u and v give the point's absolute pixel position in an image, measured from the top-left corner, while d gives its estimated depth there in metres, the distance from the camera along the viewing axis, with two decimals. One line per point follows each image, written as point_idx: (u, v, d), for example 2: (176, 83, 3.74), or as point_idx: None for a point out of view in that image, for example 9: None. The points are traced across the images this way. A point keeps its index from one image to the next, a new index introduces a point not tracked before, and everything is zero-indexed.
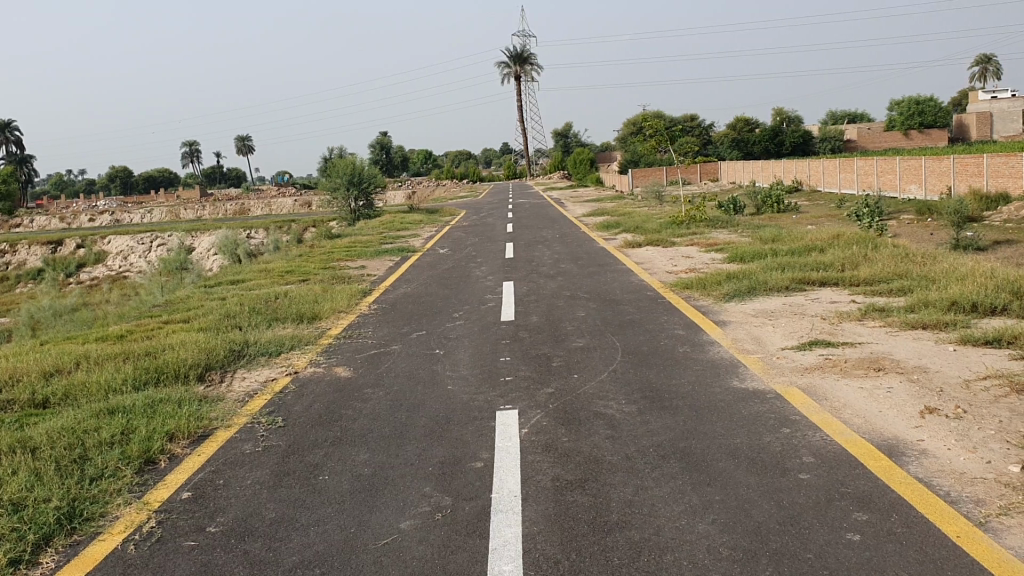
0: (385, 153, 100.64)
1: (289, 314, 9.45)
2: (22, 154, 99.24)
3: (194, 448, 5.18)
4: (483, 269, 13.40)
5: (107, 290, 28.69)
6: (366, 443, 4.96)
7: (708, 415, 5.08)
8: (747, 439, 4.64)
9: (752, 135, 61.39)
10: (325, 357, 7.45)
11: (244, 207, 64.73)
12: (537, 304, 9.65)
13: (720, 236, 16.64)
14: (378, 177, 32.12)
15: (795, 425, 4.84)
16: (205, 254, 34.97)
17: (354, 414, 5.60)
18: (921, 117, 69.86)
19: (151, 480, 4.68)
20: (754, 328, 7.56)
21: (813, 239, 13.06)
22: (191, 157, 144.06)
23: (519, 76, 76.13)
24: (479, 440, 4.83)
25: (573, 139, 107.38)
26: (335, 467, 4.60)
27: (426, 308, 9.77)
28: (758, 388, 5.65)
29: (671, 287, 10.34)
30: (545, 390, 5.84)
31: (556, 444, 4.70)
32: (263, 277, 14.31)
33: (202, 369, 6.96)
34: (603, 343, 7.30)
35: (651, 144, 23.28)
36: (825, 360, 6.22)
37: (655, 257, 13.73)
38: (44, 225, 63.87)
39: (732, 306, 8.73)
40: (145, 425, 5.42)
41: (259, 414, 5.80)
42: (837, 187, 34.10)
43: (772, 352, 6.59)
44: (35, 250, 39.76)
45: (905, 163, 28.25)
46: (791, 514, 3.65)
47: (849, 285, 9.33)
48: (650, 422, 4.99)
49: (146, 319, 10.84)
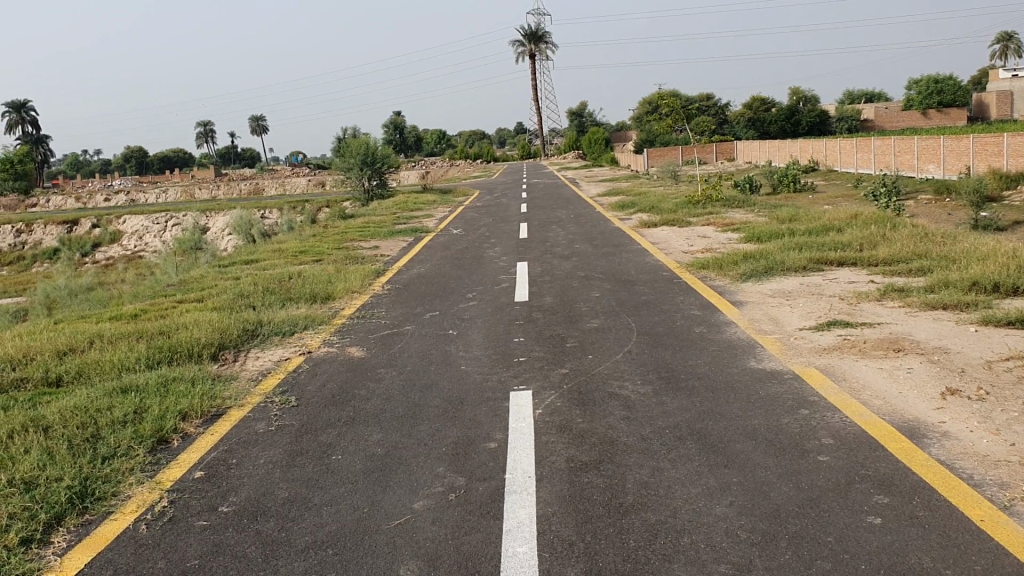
0: (399, 132, 100.40)
1: (303, 294, 9.42)
2: (38, 134, 99.55)
3: (207, 427, 5.16)
4: (497, 249, 13.33)
5: (122, 269, 28.84)
6: (379, 423, 4.93)
7: (724, 396, 5.02)
8: (764, 420, 4.58)
9: (768, 114, 60.88)
10: (339, 337, 7.43)
11: (258, 187, 64.78)
12: (551, 283, 9.58)
13: (737, 215, 16.50)
14: (392, 156, 32.03)
15: (814, 405, 4.78)
16: (220, 233, 35.03)
17: (367, 394, 5.57)
18: (940, 96, 69.08)
19: (163, 459, 4.66)
20: (771, 308, 7.48)
21: (831, 219, 12.93)
22: (205, 138, 144.24)
23: (534, 54, 75.68)
24: (493, 420, 4.79)
25: (588, 118, 106.88)
26: (348, 447, 4.56)
27: (440, 288, 9.73)
28: (775, 369, 5.58)
29: (687, 267, 10.25)
30: (561, 369, 5.80)
31: (571, 424, 4.64)
32: (277, 257, 14.29)
33: (216, 349, 6.94)
34: (618, 324, 7.23)
35: (669, 122, 23.04)
36: (843, 340, 6.13)
37: (671, 237, 13.62)
38: (60, 204, 64.14)
39: (749, 286, 8.64)
40: (158, 404, 5.40)
41: (272, 393, 5.78)
42: (854, 167, 33.80)
43: (790, 333, 6.51)
44: (50, 230, 39.91)
45: (923, 143, 27.95)
46: (810, 497, 3.59)
47: (868, 266, 9.23)
48: (667, 403, 4.94)
49: (160, 298, 10.83)
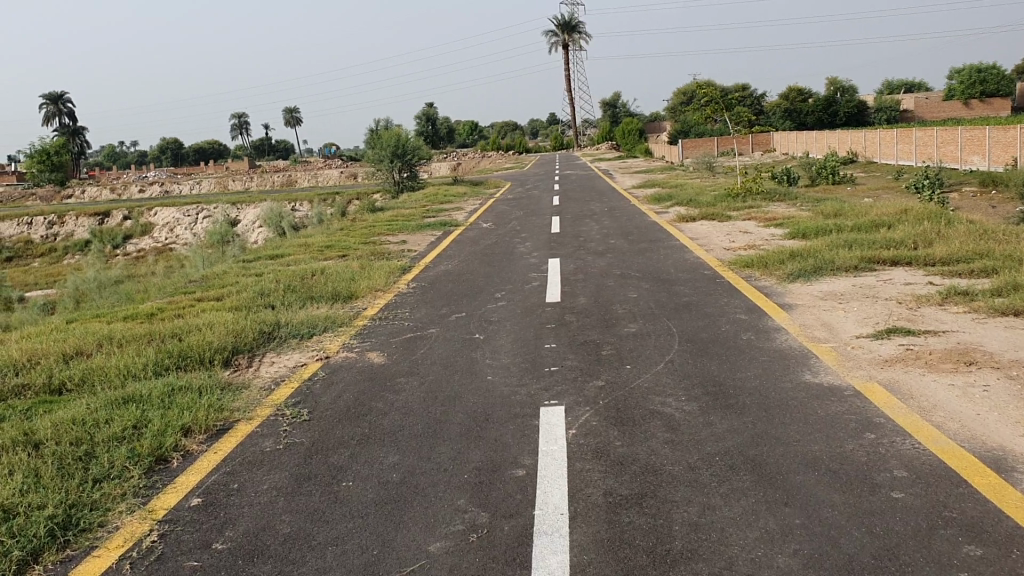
0: (432, 123, 100.24)
1: (325, 292, 9.01)
2: (74, 126, 100.71)
3: (211, 444, 4.74)
4: (529, 245, 12.86)
5: (152, 261, 28.89)
6: (397, 442, 4.48)
7: (778, 416, 4.52)
8: (826, 446, 4.07)
9: (805, 104, 59.74)
10: (359, 341, 6.99)
11: (291, 179, 64.79)
12: (585, 283, 9.09)
13: (779, 209, 15.90)
14: (423, 148, 31.71)
15: (880, 429, 4.25)
16: (250, 226, 34.89)
17: (385, 407, 5.12)
18: (982, 85, 67.44)
19: (160, 482, 4.25)
20: (823, 312, 6.95)
21: (880, 214, 12.29)
22: (239, 130, 145.16)
23: (567, 43, 75.07)
24: (520, 442, 4.32)
25: (621, 109, 106.08)
26: (361, 472, 4.12)
27: (469, 287, 9.28)
28: (832, 383, 5.06)
29: (730, 265, 9.72)
30: (595, 382, 5.32)
31: (608, 449, 4.16)
32: (303, 251, 13.95)
33: (229, 353, 6.54)
34: (658, 329, 6.73)
35: (709, 111, 22.34)
36: (907, 351, 5.58)
37: (709, 232, 13.10)
38: (95, 196, 64.62)
39: (797, 288, 8.07)
40: (160, 416, 5.01)
41: (284, 404, 5.36)
42: (894, 158, 32.89)
43: (846, 341, 5.97)
44: (82, 222, 40.03)
45: (967, 134, 27.05)
46: (888, 545, 3.08)
47: (924, 266, 8.63)
48: (716, 424, 4.44)
49: (180, 295, 10.52)
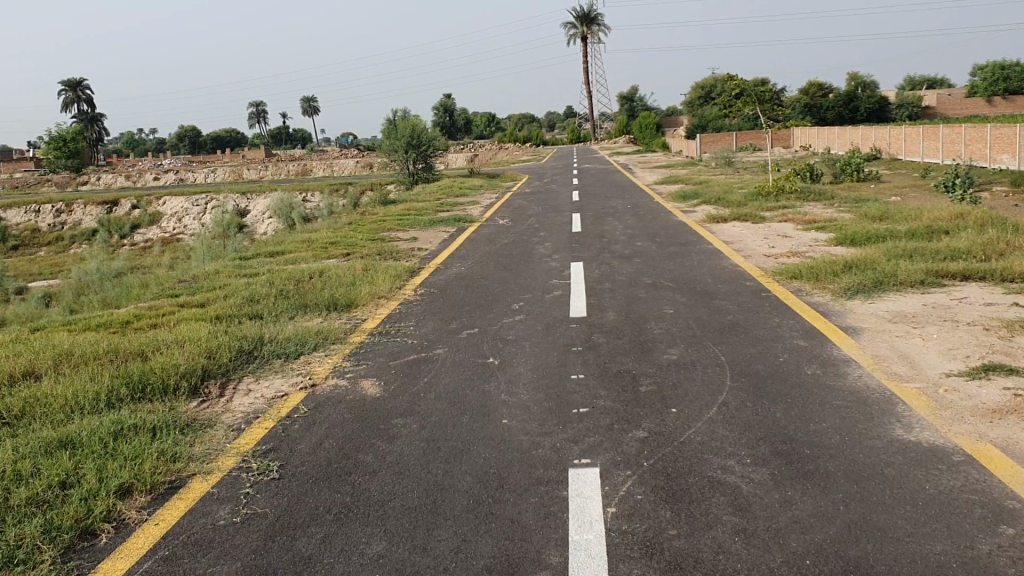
0: (450, 114, 99.70)
1: (321, 300, 8.02)
2: (93, 113, 100.33)
3: (153, 511, 3.76)
4: (548, 245, 11.85)
5: (158, 253, 28.01)
6: (387, 520, 3.49)
7: (875, 491, 3.51)
8: (952, 546, 3.04)
9: (825, 100, 58.27)
10: (353, 363, 6.01)
11: (305, 168, 63.97)
12: (613, 294, 8.07)
13: (815, 210, 14.83)
14: (438, 139, 30.76)
15: (1019, 520, 3.21)
16: (260, 218, 33.96)
17: (375, 463, 4.12)
18: (1006, 83, 65.24)
19: (76, 570, 3.26)
20: (898, 340, 5.89)
21: (933, 218, 11.21)
22: (256, 118, 144.76)
23: (585, 36, 73.73)
24: (543, 528, 3.32)
25: (639, 101, 104.82)
26: (333, 568, 3.14)
27: (483, 296, 8.29)
28: (932, 443, 4.03)
29: (774, 276, 8.68)
30: (636, 433, 4.30)
31: (660, 542, 3.17)
32: (305, 248, 12.96)
33: (198, 379, 5.57)
34: (703, 357, 5.70)
35: (737, 105, 21.06)
36: (1016, 399, 4.53)
37: (744, 235, 12.05)
38: (109, 183, 64.09)
39: (858, 306, 7.03)
40: (96, 470, 4.04)
41: (252, 453, 4.37)
42: (920, 156, 31.64)
43: (935, 381, 4.93)
44: (91, 210, 39.25)
45: (996, 132, 25.80)
46: None
47: (1001, 281, 7.56)
48: (796, 504, 3.43)
49: (164, 298, 9.55)
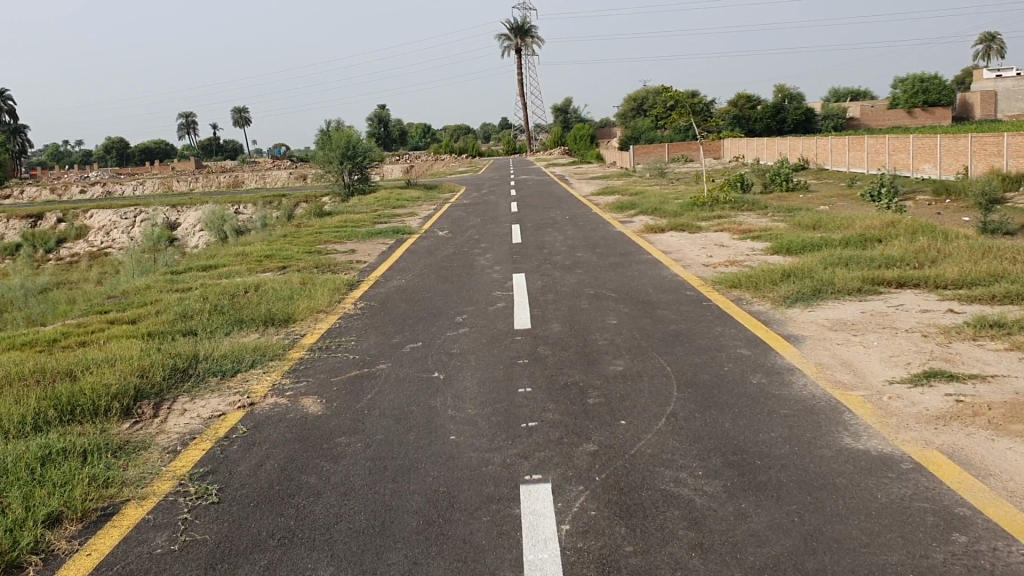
0: (384, 125, 99.09)
1: (257, 315, 7.81)
2: (16, 124, 97.40)
3: (85, 541, 3.56)
4: (489, 257, 11.74)
5: (85, 268, 27.17)
6: (334, 545, 3.35)
7: (827, 501, 3.50)
8: (908, 555, 3.03)
9: (754, 111, 59.29)
10: (292, 380, 5.84)
11: (238, 180, 62.92)
12: (557, 305, 8.02)
13: (750, 219, 15.00)
14: (374, 150, 30.45)
15: (972, 528, 3.22)
16: (191, 231, 33.17)
17: (320, 484, 3.98)
18: (925, 95, 67.17)
19: None
20: (840, 347, 5.95)
21: (866, 226, 11.42)
22: (187, 129, 142.03)
23: (519, 48, 73.81)
24: (496, 548, 3.22)
25: (572, 113, 105.76)
26: None
27: (424, 309, 8.16)
28: (879, 450, 4.05)
29: (715, 285, 8.73)
30: (586, 447, 4.23)
31: (617, 559, 3.10)
32: (239, 262, 12.67)
33: (131, 400, 5.35)
34: (649, 368, 5.68)
35: (672, 117, 21.16)
36: (958, 405, 4.58)
37: (683, 245, 12.12)
38: (33, 196, 62.21)
39: (799, 314, 7.10)
40: (22, 498, 3.82)
41: (189, 476, 4.19)
42: (846, 166, 32.36)
43: (879, 389, 4.98)
44: (14, 224, 38.00)
45: (918, 142, 26.49)
46: None
47: (934, 288, 7.71)
48: (751, 516, 3.40)
49: (93, 314, 9.22)
